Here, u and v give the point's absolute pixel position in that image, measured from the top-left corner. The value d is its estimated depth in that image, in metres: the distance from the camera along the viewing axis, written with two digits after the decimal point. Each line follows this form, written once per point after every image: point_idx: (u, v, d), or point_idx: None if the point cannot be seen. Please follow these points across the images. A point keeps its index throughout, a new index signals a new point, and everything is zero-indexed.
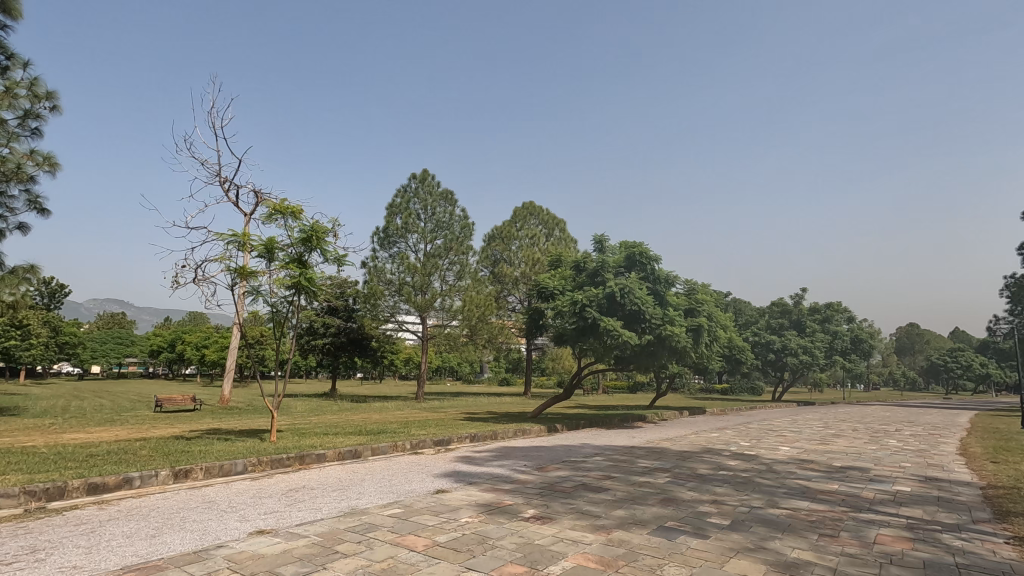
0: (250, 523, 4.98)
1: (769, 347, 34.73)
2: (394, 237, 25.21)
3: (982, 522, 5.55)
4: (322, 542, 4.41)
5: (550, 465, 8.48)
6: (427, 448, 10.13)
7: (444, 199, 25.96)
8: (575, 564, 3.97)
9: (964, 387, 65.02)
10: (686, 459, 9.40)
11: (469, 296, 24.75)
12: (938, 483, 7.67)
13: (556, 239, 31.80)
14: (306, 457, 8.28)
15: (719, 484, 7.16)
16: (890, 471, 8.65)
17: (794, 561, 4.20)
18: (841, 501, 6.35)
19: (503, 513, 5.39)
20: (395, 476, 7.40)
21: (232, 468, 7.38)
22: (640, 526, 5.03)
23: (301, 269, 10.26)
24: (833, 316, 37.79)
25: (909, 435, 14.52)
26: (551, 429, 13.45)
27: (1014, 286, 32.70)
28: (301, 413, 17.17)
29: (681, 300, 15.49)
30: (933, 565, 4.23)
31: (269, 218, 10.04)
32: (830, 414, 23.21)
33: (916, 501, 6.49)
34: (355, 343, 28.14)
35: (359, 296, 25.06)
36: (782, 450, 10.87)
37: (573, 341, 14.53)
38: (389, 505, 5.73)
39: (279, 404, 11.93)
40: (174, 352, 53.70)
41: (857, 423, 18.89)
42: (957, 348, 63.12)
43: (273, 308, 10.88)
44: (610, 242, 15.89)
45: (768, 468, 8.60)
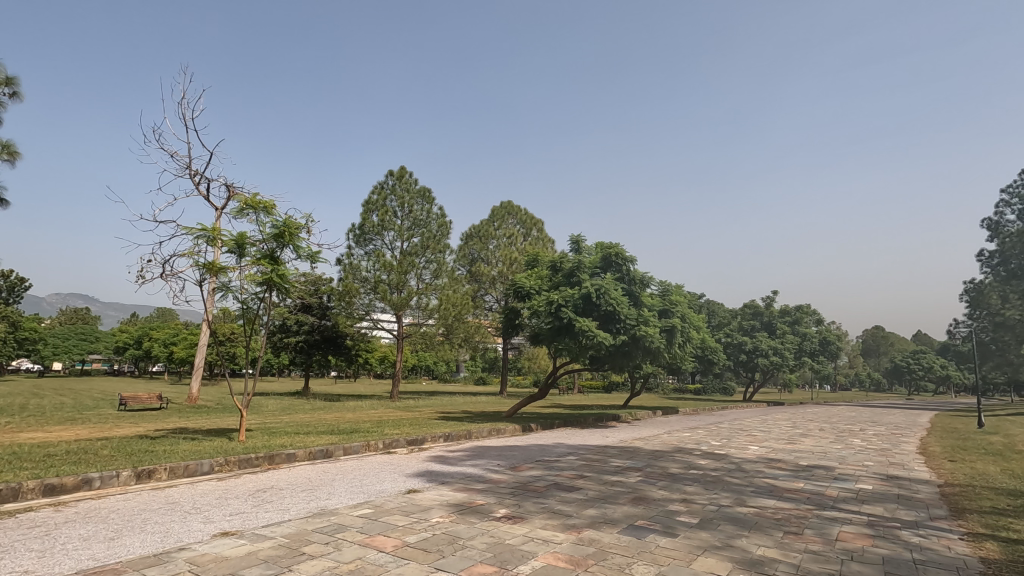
0: (214, 524, 4.88)
1: (741, 348, 35.40)
2: (369, 234, 24.93)
3: (938, 519, 5.76)
4: (288, 544, 4.32)
5: (524, 464, 8.47)
6: (400, 448, 10.01)
7: (422, 196, 25.83)
8: (545, 564, 3.97)
9: (924, 387, 67.41)
10: (658, 459, 9.49)
11: (446, 295, 24.58)
12: (899, 482, 7.91)
13: (533, 239, 31.79)
14: (276, 457, 8.12)
15: (689, 484, 7.26)
16: (853, 470, 8.88)
17: (760, 559, 4.28)
18: (805, 499, 6.51)
19: (475, 513, 5.37)
20: (366, 476, 7.31)
21: (198, 468, 7.19)
22: (610, 525, 5.06)
23: (273, 265, 10.06)
24: (802, 319, 38.71)
25: (872, 435, 14.91)
26: (526, 429, 13.42)
27: (974, 293, 34.10)
28: (271, 412, 16.74)
29: (656, 300, 15.64)
30: (891, 561, 4.36)
31: (240, 213, 9.83)
32: (799, 414, 23.60)
33: (876, 499, 6.69)
34: (329, 341, 27.78)
35: (333, 294, 24.69)
36: (751, 450, 11.06)
37: (548, 340, 14.56)
38: (359, 505, 5.65)
39: (249, 404, 11.57)
40: (141, 349, 52.19)
41: (823, 423, 19.35)
42: (919, 350, 65.36)
43: (243, 304, 10.62)
44: (586, 242, 15.98)
45: (738, 468, 8.75)
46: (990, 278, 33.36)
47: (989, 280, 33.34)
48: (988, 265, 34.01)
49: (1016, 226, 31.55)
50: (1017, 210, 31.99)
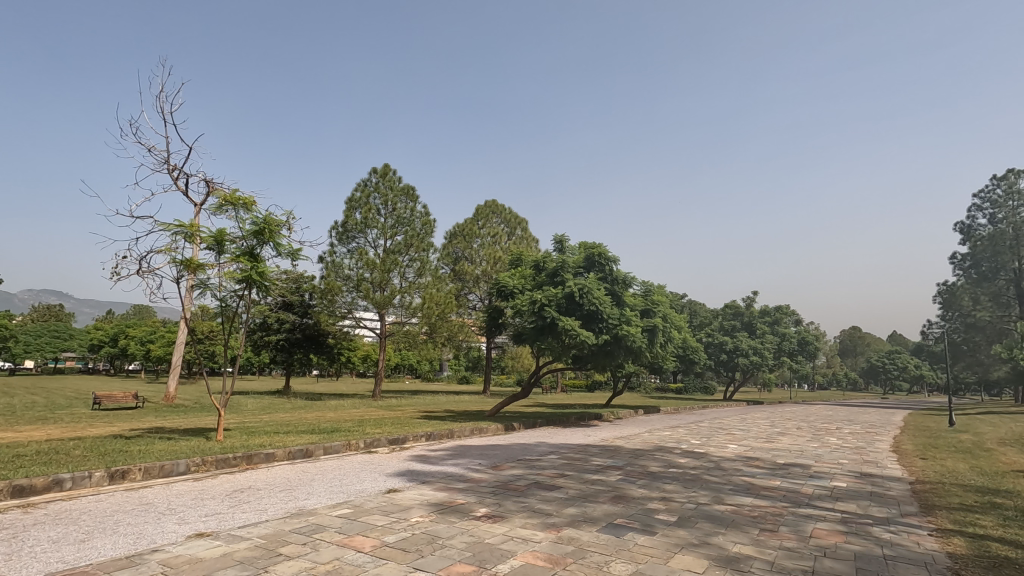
0: (190, 525, 4.80)
1: (722, 348, 35.86)
2: (352, 232, 24.74)
3: (909, 515, 5.89)
4: (264, 545, 4.26)
5: (505, 463, 8.49)
6: (381, 447, 9.96)
7: (405, 194, 25.70)
8: (524, 563, 3.98)
9: (899, 387, 69.08)
10: (638, 457, 9.58)
11: (429, 293, 24.51)
12: (872, 479, 8.08)
13: (517, 238, 31.86)
14: (254, 457, 8.01)
15: (668, 481, 7.35)
16: (828, 468, 9.07)
17: (736, 556, 4.35)
18: (781, 496, 6.63)
19: (455, 513, 5.36)
20: (346, 475, 7.25)
21: (174, 469, 7.07)
22: (590, 524, 5.09)
23: (252, 262, 9.91)
24: (782, 319, 39.34)
25: (846, 434, 15.17)
26: (509, 429, 13.45)
27: (947, 294, 35.14)
28: (251, 412, 16.47)
29: (638, 300, 15.76)
30: (862, 556, 4.45)
31: (219, 210, 9.68)
32: (777, 413, 24.00)
33: (850, 496, 6.84)
34: (311, 339, 27.48)
35: (315, 292, 24.46)
36: (730, 448, 11.22)
37: (531, 340, 14.58)
38: (338, 505, 5.61)
39: (227, 403, 11.30)
40: (116, 347, 51.02)
41: (800, 421, 19.67)
42: (894, 350, 66.81)
43: (221, 302, 10.45)
44: (570, 242, 16.04)
45: (717, 466, 8.88)
46: (962, 279, 34.21)
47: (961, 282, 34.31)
48: (960, 267, 34.91)
49: (987, 230, 32.44)
50: (987, 213, 32.89)
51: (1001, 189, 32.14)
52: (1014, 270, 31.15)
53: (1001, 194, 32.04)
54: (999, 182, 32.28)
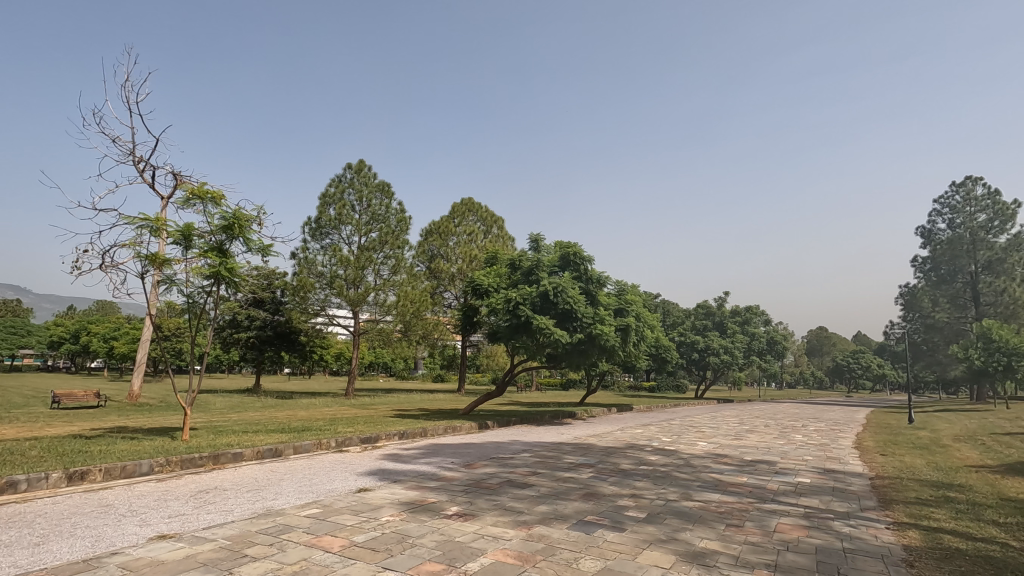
0: (151, 527, 4.67)
1: (694, 347, 36.44)
2: (325, 228, 24.38)
3: (868, 509, 6.10)
4: (230, 546, 4.19)
5: (478, 462, 8.51)
6: (353, 446, 9.86)
7: (381, 190, 25.41)
8: (493, 561, 3.99)
9: (863, 386, 71.34)
10: (610, 455, 9.72)
11: (404, 291, 24.33)
12: (835, 475, 8.32)
13: (494, 237, 31.87)
14: (221, 457, 7.84)
15: (638, 478, 7.48)
16: (793, 464, 9.33)
17: (702, 551, 4.43)
18: (748, 492, 6.79)
19: (426, 511, 5.34)
20: (316, 475, 7.14)
21: (136, 469, 6.87)
22: (560, 521, 5.13)
23: (221, 258, 9.69)
24: (752, 319, 40.15)
25: (811, 431, 15.58)
26: (482, 426, 13.49)
27: (908, 295, 36.45)
28: (220, 411, 16.11)
29: (612, 300, 15.89)
30: (823, 550, 4.58)
31: (187, 203, 9.44)
32: (746, 411, 24.48)
33: (813, 491, 7.04)
34: (283, 337, 26.96)
35: (287, 288, 24.10)
36: (699, 445, 11.46)
37: (506, 338, 14.60)
38: (307, 505, 5.54)
39: (194, 401, 10.99)
40: (78, 344, 49.19)
41: (767, 419, 20.17)
42: (858, 350, 68.72)
43: (188, 298, 10.19)
44: (545, 241, 16.07)
45: (686, 463, 9.05)
46: (923, 282, 35.45)
47: (921, 284, 35.61)
48: (920, 270, 36.17)
49: (946, 234, 33.64)
50: (946, 219, 34.10)
51: (959, 195, 33.37)
52: (971, 274, 32.43)
53: (959, 200, 33.26)
54: (957, 189, 33.50)
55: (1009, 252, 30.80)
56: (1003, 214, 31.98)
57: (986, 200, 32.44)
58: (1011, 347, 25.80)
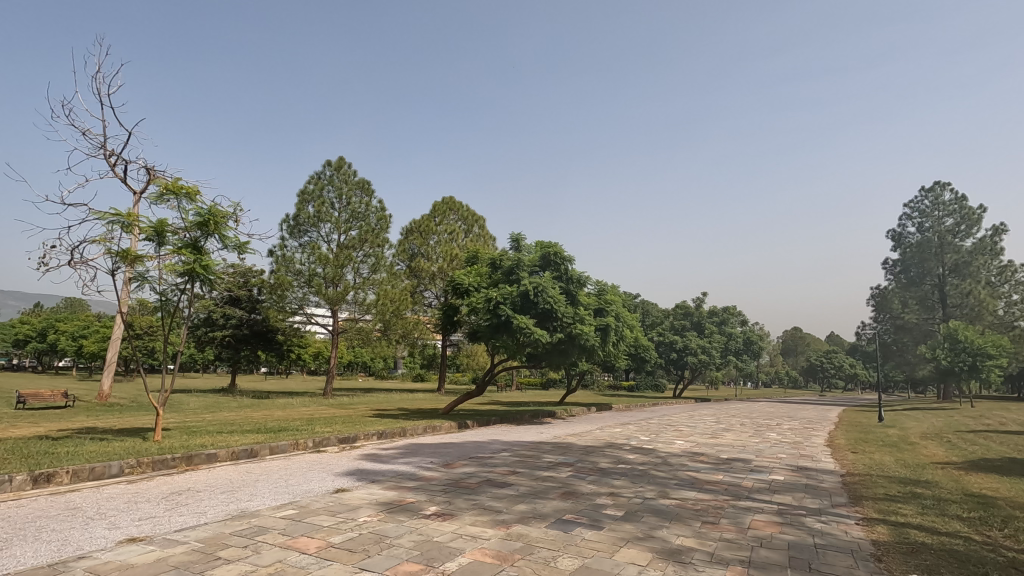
0: (121, 530, 4.55)
1: (673, 347, 36.88)
2: (304, 226, 24.06)
3: (838, 506, 6.25)
4: (202, 548, 4.10)
5: (457, 461, 8.50)
6: (330, 446, 9.76)
7: (361, 188, 25.16)
8: (472, 560, 3.99)
9: (836, 385, 72.97)
10: (589, 454, 9.78)
11: (384, 290, 24.14)
12: (807, 472, 8.52)
13: (475, 236, 31.81)
14: (194, 458, 7.69)
15: (617, 477, 7.54)
16: (768, 462, 9.51)
17: (678, 548, 4.49)
18: (724, 490, 6.90)
19: (404, 512, 5.31)
20: (293, 476, 7.05)
21: (106, 471, 6.70)
22: (539, 520, 5.15)
23: (196, 255, 9.49)
24: (729, 319, 40.79)
25: (785, 430, 15.90)
26: (461, 426, 13.47)
27: (879, 297, 37.46)
28: (194, 411, 15.82)
29: (592, 300, 15.98)
30: (795, 546, 4.68)
31: (160, 199, 9.22)
32: (723, 410, 24.85)
33: (787, 488, 7.19)
34: (259, 336, 26.55)
35: (264, 286, 23.74)
36: (677, 444, 11.60)
37: (486, 337, 14.59)
38: (283, 506, 5.46)
39: (166, 401, 10.77)
40: (45, 343, 47.76)
41: (743, 417, 20.50)
42: (831, 350, 70.20)
43: (161, 296, 9.97)
44: (526, 241, 16.09)
45: (663, 461, 9.15)
46: (893, 283, 36.44)
47: (892, 286, 36.60)
48: (891, 272, 37.15)
49: (915, 237, 34.58)
50: (916, 223, 35.06)
51: (928, 200, 34.36)
52: (939, 276, 33.42)
53: (928, 205, 34.22)
54: (926, 195, 34.49)
55: (974, 256, 31.85)
56: (969, 219, 33.03)
57: (954, 205, 33.43)
58: (976, 347, 26.69)
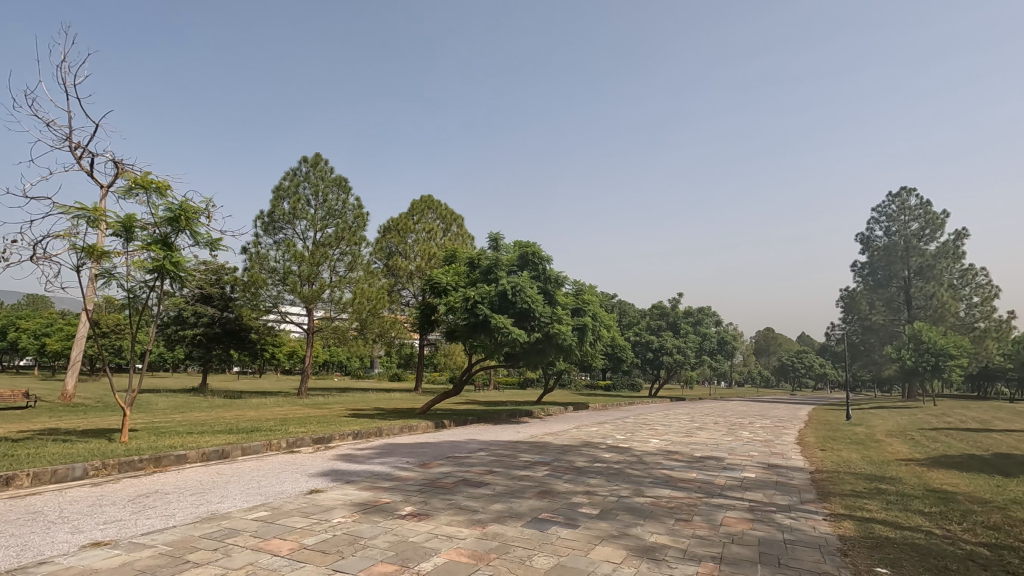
0: (84, 535, 4.42)
1: (649, 347, 37.29)
2: (279, 223, 23.66)
3: (808, 502, 6.40)
4: (169, 552, 4.01)
5: (434, 461, 8.45)
6: (304, 446, 9.62)
7: (337, 185, 24.83)
8: (447, 560, 3.97)
9: (806, 383, 74.68)
10: (565, 453, 9.83)
11: (361, 288, 23.88)
12: (777, 469, 8.71)
13: (453, 235, 31.70)
14: (163, 459, 7.50)
15: (592, 476, 7.60)
16: (740, 459, 9.70)
17: (652, 545, 4.55)
18: (697, 488, 7.01)
19: (380, 512, 5.26)
20: (265, 477, 6.93)
21: (68, 473, 6.48)
22: (516, 519, 5.16)
23: (166, 251, 9.26)
24: (703, 319, 41.36)
25: (757, 428, 16.21)
26: (438, 425, 13.42)
27: (848, 298, 38.48)
28: (163, 411, 15.43)
29: (569, 299, 16.06)
30: (765, 542, 4.78)
31: (128, 193, 8.96)
32: (698, 409, 25.22)
33: (758, 485, 7.34)
34: (232, 335, 26.03)
35: (237, 284, 23.28)
36: (652, 442, 11.75)
37: (464, 337, 14.55)
38: (254, 508, 5.37)
39: (133, 402, 10.48)
40: (5, 341, 46.00)
41: (716, 416, 20.84)
42: (802, 350, 71.73)
43: (129, 293, 9.71)
44: (504, 241, 16.09)
45: (638, 460, 9.25)
46: (862, 285, 37.48)
47: (860, 287, 37.64)
48: (859, 274, 38.18)
49: (882, 241, 35.57)
50: (883, 226, 36.05)
51: (894, 205, 35.40)
52: (904, 278, 34.45)
53: (895, 209, 35.24)
54: (893, 200, 35.53)
55: (938, 259, 32.95)
56: (933, 224, 34.13)
57: (919, 210, 34.48)
58: (939, 347, 27.61)
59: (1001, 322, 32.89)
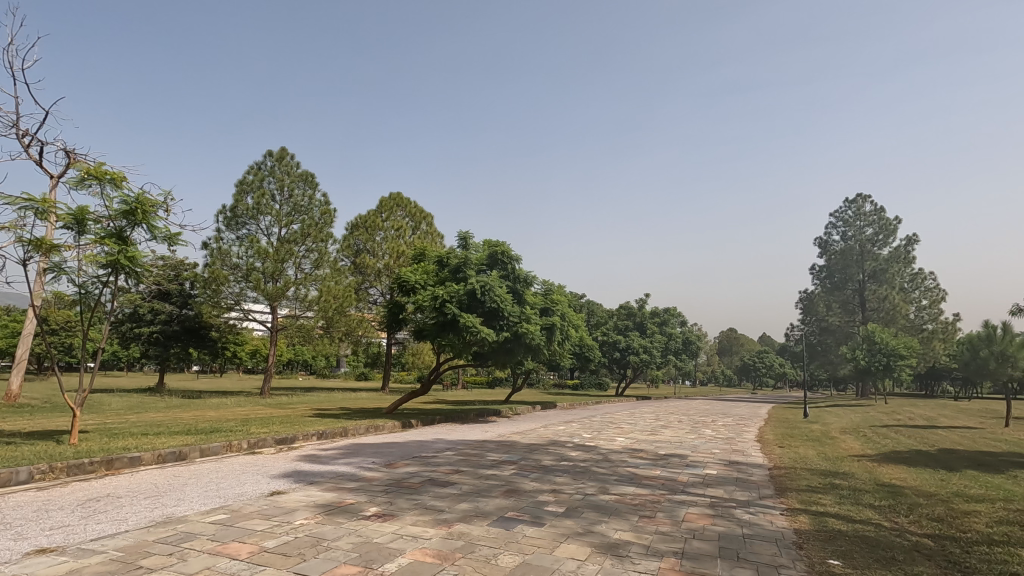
0: (29, 541, 4.22)
1: (616, 346, 37.76)
2: (242, 218, 23.03)
3: (766, 497, 6.61)
4: (121, 558, 3.86)
5: (400, 461, 8.37)
6: (267, 447, 9.40)
7: (304, 180, 24.32)
8: (412, 561, 3.94)
9: (766, 382, 76.84)
10: (533, 451, 9.88)
11: (327, 286, 23.45)
12: (738, 466, 8.94)
13: (422, 233, 31.45)
14: (116, 461, 7.21)
15: (559, 474, 7.66)
16: (703, 457, 9.93)
17: (616, 542, 4.62)
18: (660, 485, 7.14)
19: (343, 513, 5.19)
20: (225, 479, 6.74)
21: (12, 478, 6.17)
22: (481, 518, 5.16)
23: (121, 245, 8.90)
24: (669, 320, 42.03)
25: (719, 426, 16.62)
26: (405, 425, 13.29)
27: (807, 301, 39.85)
28: (116, 411, 14.83)
29: (538, 299, 16.13)
30: (725, 537, 4.91)
31: (81, 184, 8.58)
32: (663, 408, 25.66)
33: (718, 482, 7.53)
34: (191, 332, 25.22)
35: (196, 280, 22.54)
36: (618, 441, 11.91)
37: (432, 336, 14.46)
38: (213, 510, 5.22)
39: (83, 402, 10.02)
40: None
41: (681, 415, 21.26)
42: (763, 350, 73.73)
43: (80, 288, 9.30)
44: (474, 239, 16.04)
45: (605, 458, 9.37)
46: (819, 288, 38.85)
47: (818, 290, 39.01)
48: (817, 277, 39.55)
49: (839, 245, 36.90)
50: (839, 231, 37.43)
51: (851, 211, 36.79)
52: (859, 282, 35.84)
53: (851, 215, 36.60)
54: (849, 205, 36.93)
55: (890, 264, 34.40)
56: (886, 230, 35.61)
57: (873, 216, 35.94)
58: (890, 348, 28.81)
59: (947, 324, 34.61)
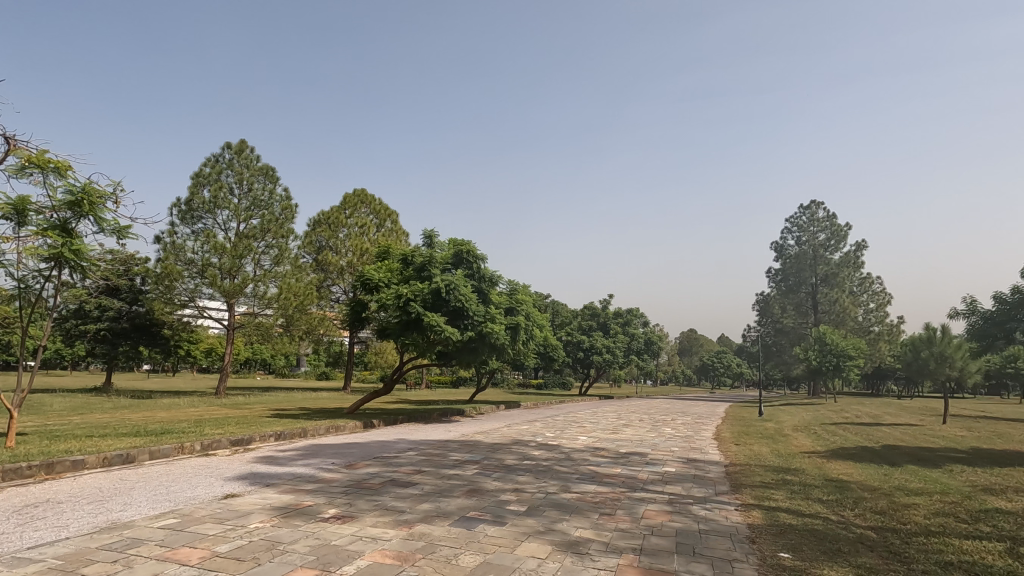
0: None
1: (580, 346, 38.14)
2: (198, 211, 22.24)
3: (721, 494, 6.80)
4: (60, 566, 3.67)
5: (360, 462, 8.23)
6: (221, 448, 9.10)
7: (264, 174, 23.65)
8: (372, 563, 3.88)
9: (724, 382, 78.95)
10: (495, 451, 9.87)
11: (287, 283, 22.86)
12: (695, 464, 9.16)
13: (386, 231, 31.03)
14: (56, 465, 6.84)
15: (521, 473, 7.69)
16: (662, 455, 10.14)
17: (577, 540, 4.66)
18: (621, 483, 7.25)
19: (301, 515, 5.07)
20: (176, 482, 6.49)
21: None
22: (443, 518, 5.13)
23: (65, 238, 8.46)
24: (632, 320, 42.61)
25: (678, 425, 16.98)
26: (367, 425, 13.11)
27: (763, 303, 41.15)
28: (59, 412, 14.12)
29: (503, 299, 16.14)
30: (682, 532, 5.02)
31: (21, 172, 8.11)
32: (624, 407, 26.04)
33: (677, 479, 7.70)
34: (141, 330, 24.25)
35: (148, 276, 21.64)
36: (580, 439, 12.05)
37: (395, 335, 14.29)
38: (162, 515, 5.02)
39: (22, 402, 9.49)
40: None
41: (642, 414, 21.63)
42: (721, 350, 75.70)
43: (20, 282, 8.80)
44: (439, 238, 15.92)
45: (567, 456, 9.46)
46: (775, 291, 40.18)
47: (774, 292, 40.34)
48: (773, 280, 40.91)
49: (794, 249, 38.23)
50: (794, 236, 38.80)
51: (805, 216, 38.20)
52: (812, 285, 37.22)
53: (805, 220, 37.97)
54: (804, 211, 38.33)
55: (841, 268, 35.85)
56: (838, 235, 37.11)
57: (826, 222, 37.41)
58: (840, 349, 30.02)
59: (892, 326, 36.35)
